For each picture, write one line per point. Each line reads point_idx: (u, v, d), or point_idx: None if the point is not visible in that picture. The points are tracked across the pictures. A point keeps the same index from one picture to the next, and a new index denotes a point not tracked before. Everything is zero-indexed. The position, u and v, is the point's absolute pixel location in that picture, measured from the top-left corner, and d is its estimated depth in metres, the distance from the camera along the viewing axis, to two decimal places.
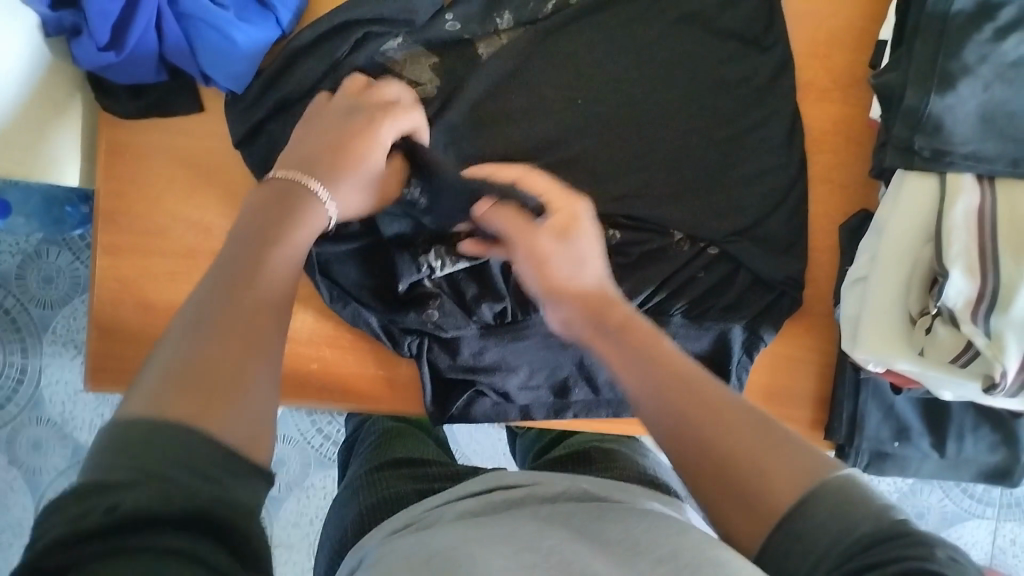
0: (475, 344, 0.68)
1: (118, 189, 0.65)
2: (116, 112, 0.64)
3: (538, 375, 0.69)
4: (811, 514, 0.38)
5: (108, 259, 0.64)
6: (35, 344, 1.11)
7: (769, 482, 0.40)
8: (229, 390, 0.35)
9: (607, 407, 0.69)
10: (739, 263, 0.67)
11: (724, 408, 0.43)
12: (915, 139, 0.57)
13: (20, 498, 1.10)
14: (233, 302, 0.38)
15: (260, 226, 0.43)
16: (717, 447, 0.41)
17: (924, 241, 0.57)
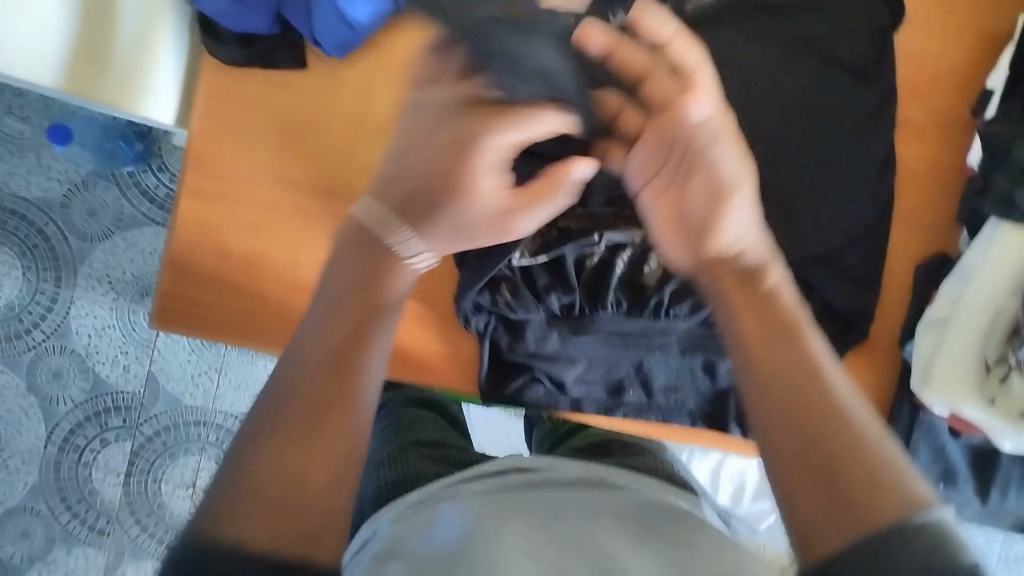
0: (541, 330, 0.69)
1: (211, 132, 0.66)
2: (218, 57, 0.65)
3: (595, 371, 0.70)
4: (917, 541, 0.36)
5: (193, 203, 0.66)
6: (70, 275, 1.11)
7: (875, 501, 0.38)
8: (319, 433, 0.42)
9: (656, 412, 0.70)
10: (811, 289, 0.66)
11: (825, 426, 0.40)
12: (1016, 191, 0.57)
13: (35, 425, 1.10)
14: (290, 399, 0.42)
15: (349, 290, 0.46)
16: (817, 453, 0.40)
17: (1010, 292, 0.58)
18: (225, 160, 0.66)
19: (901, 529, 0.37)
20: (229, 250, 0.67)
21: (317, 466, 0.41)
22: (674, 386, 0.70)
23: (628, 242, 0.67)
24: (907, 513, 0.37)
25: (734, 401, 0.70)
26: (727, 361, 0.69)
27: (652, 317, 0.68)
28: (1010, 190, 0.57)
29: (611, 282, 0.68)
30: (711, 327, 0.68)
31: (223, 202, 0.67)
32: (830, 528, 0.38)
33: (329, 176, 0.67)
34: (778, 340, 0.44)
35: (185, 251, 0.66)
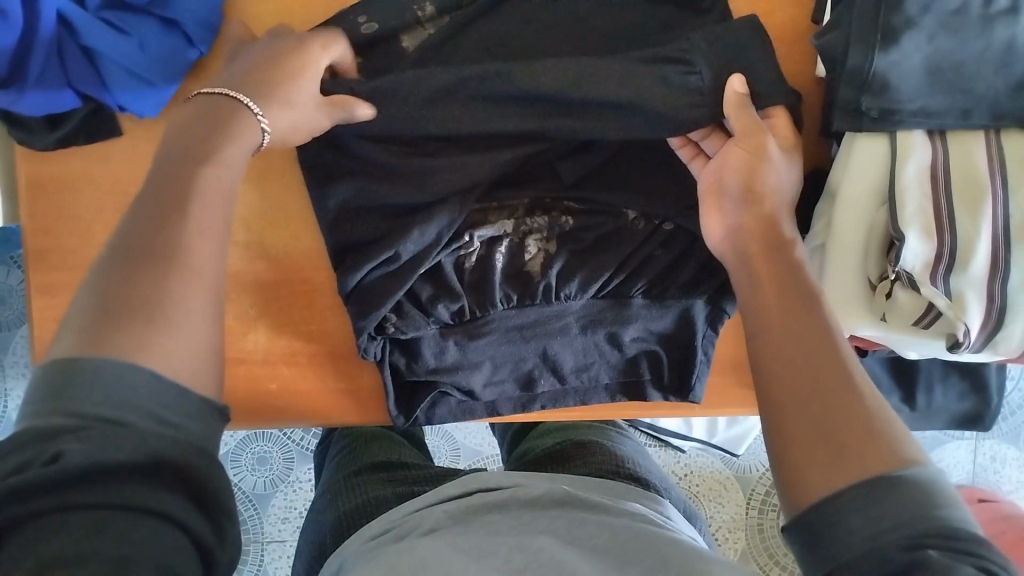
0: (436, 344, 0.66)
1: (44, 225, 0.62)
2: (31, 146, 0.60)
3: (501, 371, 0.68)
4: (906, 491, 0.39)
5: (44, 299, 0.63)
6: None
7: (870, 453, 0.41)
8: (157, 319, 0.40)
9: (574, 395, 0.70)
10: (694, 237, 0.65)
11: (830, 374, 0.44)
12: (862, 100, 0.54)
13: None
14: (155, 215, 0.43)
15: (191, 144, 0.46)
16: (840, 412, 0.42)
17: (878, 204, 0.56)
18: (66, 247, 0.63)
19: (895, 478, 0.39)
20: None
21: (167, 293, 0.41)
22: (584, 366, 0.69)
23: (500, 234, 0.65)
24: (905, 467, 0.40)
25: (646, 365, 0.69)
26: (630, 329, 0.67)
27: (543, 305, 0.66)
28: (855, 101, 0.55)
29: (495, 278, 0.65)
30: (606, 298, 0.67)
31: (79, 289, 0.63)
32: (838, 472, 0.41)
33: None
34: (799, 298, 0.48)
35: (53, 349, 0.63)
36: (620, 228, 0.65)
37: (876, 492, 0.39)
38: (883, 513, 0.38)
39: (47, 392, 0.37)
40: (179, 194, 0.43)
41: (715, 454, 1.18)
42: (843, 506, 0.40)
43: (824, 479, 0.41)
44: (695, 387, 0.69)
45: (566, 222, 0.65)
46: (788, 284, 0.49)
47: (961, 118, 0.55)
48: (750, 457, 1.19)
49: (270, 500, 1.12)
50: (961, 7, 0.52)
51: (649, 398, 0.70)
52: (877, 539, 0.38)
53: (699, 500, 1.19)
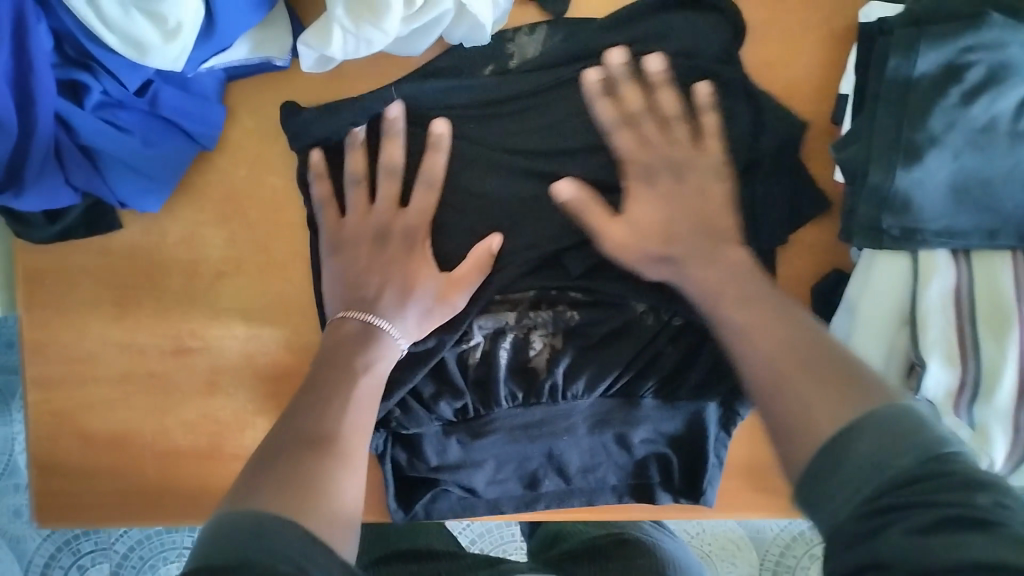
0: (438, 442, 0.65)
1: (42, 317, 0.61)
2: (29, 240, 0.59)
3: (505, 469, 0.66)
4: (859, 440, 0.37)
5: (40, 392, 0.62)
6: (6, 412, 1.07)
7: (813, 418, 0.39)
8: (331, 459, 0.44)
9: (579, 496, 0.66)
10: (706, 337, 0.61)
11: (798, 354, 0.43)
12: (882, 218, 0.52)
13: (9, 567, 1.08)
14: (308, 415, 0.47)
15: (333, 364, 0.52)
16: (795, 391, 0.41)
17: (899, 325, 0.55)
18: (62, 341, 0.61)
19: (841, 437, 0.37)
20: (91, 432, 0.62)
21: (330, 475, 0.43)
22: (590, 467, 0.66)
23: (501, 327, 0.62)
24: (858, 412, 0.38)
25: (655, 469, 0.66)
26: (639, 430, 0.65)
27: (551, 403, 0.63)
28: (876, 219, 0.53)
29: (498, 376, 0.62)
30: (613, 397, 0.64)
31: (74, 384, 0.62)
32: (807, 466, 0.38)
33: (171, 334, 0.62)
34: (751, 289, 0.50)
35: (46, 443, 0.62)
36: (629, 321, 0.61)
37: (833, 453, 0.37)
38: (848, 488, 0.36)
39: (221, 531, 0.36)
40: (340, 388, 0.50)
41: None
42: (810, 473, 0.38)
43: (794, 454, 0.40)
44: (706, 491, 0.65)
45: (572, 316, 0.62)
46: (752, 285, 0.50)
47: (986, 239, 0.52)
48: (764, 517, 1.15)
49: None
50: (987, 125, 0.51)
51: (659, 501, 0.67)
52: (843, 519, 0.36)
53: (711, 560, 1.14)
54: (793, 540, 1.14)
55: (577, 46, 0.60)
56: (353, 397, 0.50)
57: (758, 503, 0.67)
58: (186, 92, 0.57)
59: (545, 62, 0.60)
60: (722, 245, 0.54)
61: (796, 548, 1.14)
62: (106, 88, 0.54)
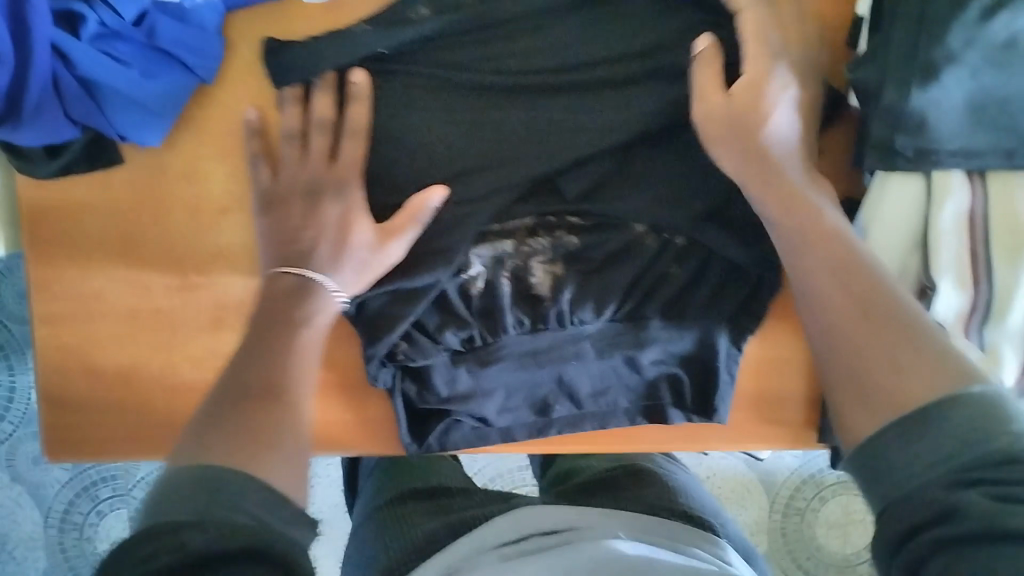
0: (447, 373, 0.63)
1: (47, 253, 0.61)
2: (33, 176, 0.58)
3: (515, 397, 0.65)
4: (954, 412, 0.40)
5: (47, 329, 0.62)
6: (21, 361, 1.08)
7: (899, 378, 0.43)
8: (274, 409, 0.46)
9: (591, 419, 0.66)
10: (711, 251, 0.62)
11: (869, 296, 0.47)
12: (896, 139, 0.51)
13: (30, 513, 1.10)
14: (254, 369, 0.48)
15: (271, 315, 0.52)
16: (851, 339, 0.46)
17: (910, 249, 0.54)
18: (68, 278, 0.61)
19: (943, 407, 0.41)
20: (100, 368, 0.62)
21: (276, 422, 0.45)
22: (601, 390, 0.65)
23: (503, 254, 0.62)
24: (954, 386, 0.42)
25: (666, 389, 0.66)
26: (650, 351, 0.64)
27: (558, 327, 0.62)
28: (889, 139, 0.51)
29: (503, 304, 0.62)
30: (618, 320, 0.63)
31: (82, 320, 0.62)
32: (861, 395, 0.44)
33: (177, 270, 0.61)
34: (834, 242, 0.50)
35: (57, 379, 0.63)
36: (629, 243, 0.62)
37: (927, 425, 0.41)
38: (930, 447, 0.40)
39: (168, 497, 0.39)
40: (284, 331, 0.51)
41: (738, 455, 1.15)
42: (888, 441, 0.42)
43: (870, 416, 0.43)
44: (719, 407, 0.64)
45: (572, 241, 0.62)
46: (839, 239, 0.50)
47: (1004, 159, 0.51)
48: (775, 461, 1.15)
49: None
50: (1009, 40, 0.49)
51: (672, 422, 0.66)
52: (928, 481, 0.39)
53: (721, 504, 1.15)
54: (801, 483, 1.15)
55: None
56: (292, 346, 0.51)
57: (764, 434, 0.67)
58: (182, 23, 0.55)
59: None
60: (794, 182, 0.54)
61: (805, 491, 1.15)
62: (101, 18, 0.53)
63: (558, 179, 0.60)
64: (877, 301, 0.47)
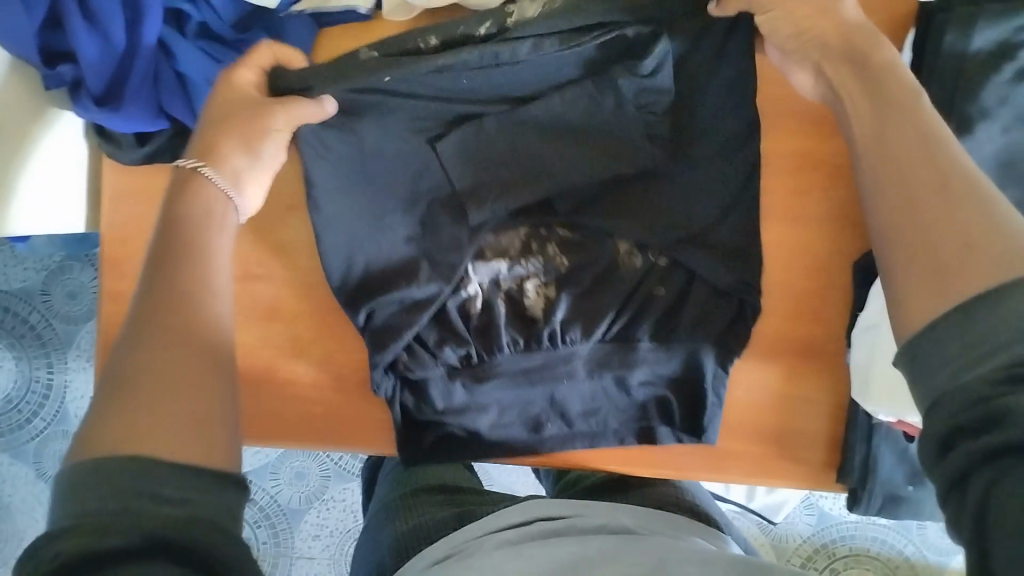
0: (443, 387, 0.64)
1: (122, 234, 0.65)
2: (118, 160, 0.63)
3: (510, 413, 0.66)
4: (1012, 303, 0.35)
5: (112, 306, 0.65)
6: (60, 359, 1.11)
7: (972, 260, 0.37)
8: (179, 334, 0.43)
9: (582, 438, 0.66)
10: (694, 274, 0.65)
11: (955, 181, 0.40)
12: None
13: (48, 510, 1.12)
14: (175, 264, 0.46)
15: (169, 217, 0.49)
16: (931, 230, 0.39)
17: None
18: (139, 258, 0.65)
19: (1007, 286, 0.36)
20: None
21: (180, 350, 0.43)
22: (592, 409, 0.66)
23: (496, 273, 0.66)
24: (1016, 265, 0.36)
25: (655, 411, 0.67)
26: (641, 370, 0.65)
27: (552, 346, 0.64)
28: None
29: (499, 322, 0.64)
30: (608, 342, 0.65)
31: None
32: (918, 262, 0.39)
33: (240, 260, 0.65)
34: (890, 110, 0.45)
35: (113, 351, 0.66)
36: (613, 264, 0.66)
37: (971, 314, 0.36)
38: (993, 327, 0.35)
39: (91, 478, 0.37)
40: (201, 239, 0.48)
41: (751, 519, 1.12)
42: (943, 325, 0.37)
43: (930, 288, 0.38)
44: (709, 428, 0.65)
45: (561, 262, 0.66)
46: (886, 101, 0.46)
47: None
48: (788, 526, 1.12)
49: (303, 516, 1.10)
50: None
51: (663, 442, 0.66)
52: (971, 379, 0.36)
53: None
54: (814, 552, 1.12)
55: None
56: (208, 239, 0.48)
57: (784, 471, 0.67)
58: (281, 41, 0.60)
59: None
60: (895, 59, 0.48)
61: (818, 561, 1.11)
62: (203, 18, 0.59)
63: (550, 202, 0.65)
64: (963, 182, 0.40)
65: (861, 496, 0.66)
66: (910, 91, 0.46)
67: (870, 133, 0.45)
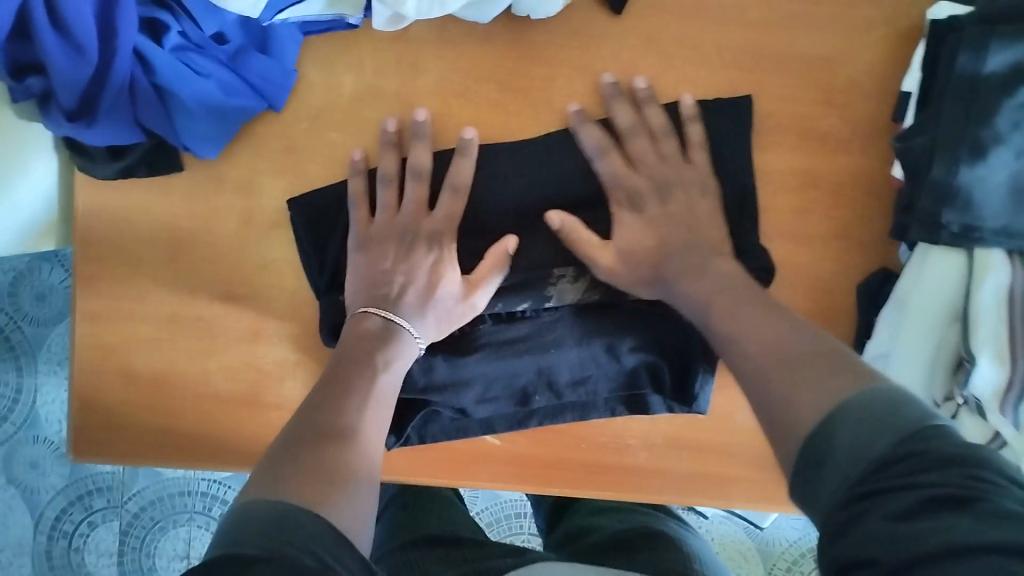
0: (423, 363, 0.63)
1: (96, 252, 0.62)
2: (93, 175, 0.60)
3: (495, 388, 0.63)
4: (897, 467, 0.36)
5: (88, 326, 0.63)
6: (29, 363, 1.07)
7: (803, 411, 0.41)
8: (324, 449, 0.45)
9: (572, 410, 0.64)
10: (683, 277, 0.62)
11: (812, 361, 0.44)
12: (944, 213, 0.53)
13: (20, 517, 1.08)
14: (314, 406, 0.49)
15: (362, 357, 0.55)
16: (787, 396, 0.43)
17: (950, 321, 0.54)
18: (114, 276, 0.62)
19: (910, 438, 0.37)
20: (132, 368, 0.63)
21: (325, 460, 0.44)
22: (582, 378, 0.64)
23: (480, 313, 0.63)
24: (856, 402, 0.40)
25: (646, 377, 0.64)
26: (630, 337, 0.64)
27: (535, 317, 0.62)
28: (937, 214, 0.53)
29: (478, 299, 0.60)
30: (590, 309, 0.63)
31: (122, 318, 0.63)
32: (794, 436, 0.41)
33: (221, 279, 0.62)
34: (720, 333, 0.51)
35: (89, 372, 0.63)
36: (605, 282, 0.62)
37: (863, 478, 0.37)
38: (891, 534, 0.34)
39: (243, 523, 0.38)
40: (353, 385, 0.52)
41: (737, 524, 1.11)
42: (824, 486, 0.39)
43: (804, 470, 0.40)
44: (700, 395, 0.63)
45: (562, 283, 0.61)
46: (748, 300, 0.51)
47: None
48: (774, 531, 1.11)
49: None
50: None
51: (654, 411, 0.64)
52: (878, 527, 0.35)
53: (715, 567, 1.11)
54: (800, 557, 1.11)
55: (646, 26, 0.61)
56: (372, 386, 0.53)
57: (782, 496, 0.65)
58: (268, 57, 0.58)
59: (613, 33, 0.62)
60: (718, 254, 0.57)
61: (803, 567, 1.11)
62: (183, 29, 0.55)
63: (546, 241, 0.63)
64: (825, 351, 0.44)
65: None
66: (728, 271, 0.55)
67: (728, 344, 0.49)
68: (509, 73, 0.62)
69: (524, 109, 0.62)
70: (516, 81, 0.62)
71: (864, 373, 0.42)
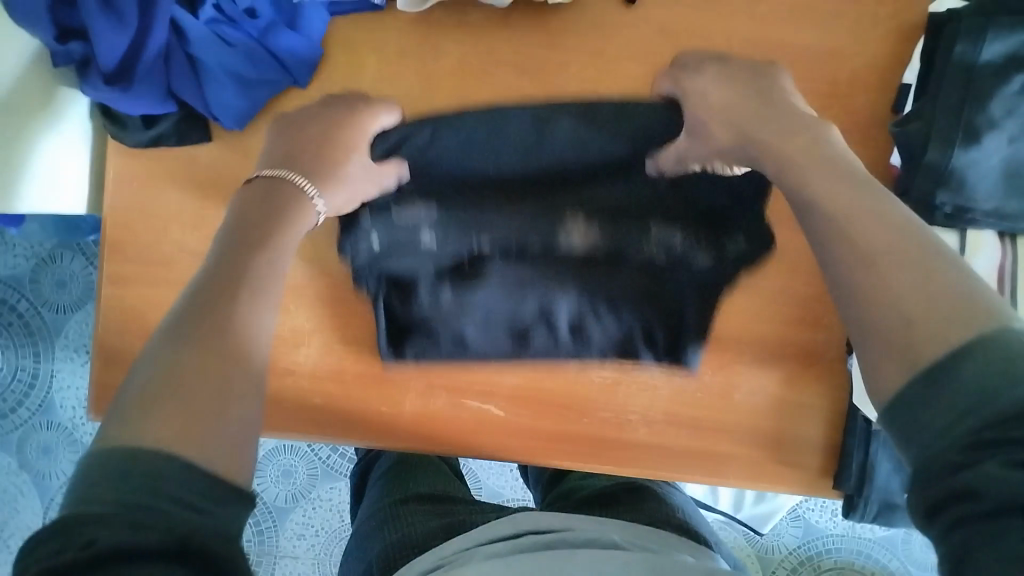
0: (431, 287, 0.65)
1: (124, 218, 0.65)
2: (122, 141, 0.63)
3: (495, 320, 0.66)
4: (958, 374, 0.34)
5: (114, 290, 0.65)
6: (47, 348, 1.10)
7: (904, 311, 0.37)
8: (218, 382, 0.39)
9: (566, 353, 0.67)
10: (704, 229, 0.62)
11: (882, 251, 0.39)
12: (938, 194, 0.55)
13: (31, 502, 1.10)
14: (191, 343, 0.40)
15: (246, 241, 0.48)
16: (855, 269, 0.40)
17: None
18: (140, 242, 0.65)
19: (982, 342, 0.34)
20: (154, 332, 0.65)
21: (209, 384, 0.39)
22: (579, 324, 0.67)
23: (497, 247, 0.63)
24: (970, 329, 0.35)
25: (639, 331, 0.67)
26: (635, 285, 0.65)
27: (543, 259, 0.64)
28: (931, 194, 0.55)
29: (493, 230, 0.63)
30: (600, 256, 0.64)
31: (147, 284, 0.65)
32: (878, 337, 0.38)
33: None
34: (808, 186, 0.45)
35: (112, 335, 0.65)
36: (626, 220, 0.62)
37: (931, 387, 0.35)
38: (939, 421, 0.34)
39: (103, 473, 0.34)
40: (238, 297, 0.44)
41: (738, 529, 1.11)
42: (909, 402, 0.36)
43: (891, 367, 0.37)
44: (692, 358, 0.66)
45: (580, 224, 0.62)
46: (841, 179, 0.44)
47: None
48: (774, 538, 1.12)
49: (289, 514, 1.09)
50: None
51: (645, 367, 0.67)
52: (941, 449, 0.34)
53: None
54: (799, 564, 1.11)
55: (658, 17, 0.64)
56: (264, 262, 0.47)
57: (779, 476, 0.67)
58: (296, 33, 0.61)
59: (626, 23, 0.64)
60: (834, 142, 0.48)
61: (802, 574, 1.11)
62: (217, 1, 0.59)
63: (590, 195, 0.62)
64: (899, 231, 0.40)
65: (856, 503, 0.67)
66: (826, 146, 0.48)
67: (803, 177, 0.46)
68: (525, 59, 0.64)
69: (538, 93, 0.65)
70: (531, 66, 0.64)
71: (945, 272, 0.37)
